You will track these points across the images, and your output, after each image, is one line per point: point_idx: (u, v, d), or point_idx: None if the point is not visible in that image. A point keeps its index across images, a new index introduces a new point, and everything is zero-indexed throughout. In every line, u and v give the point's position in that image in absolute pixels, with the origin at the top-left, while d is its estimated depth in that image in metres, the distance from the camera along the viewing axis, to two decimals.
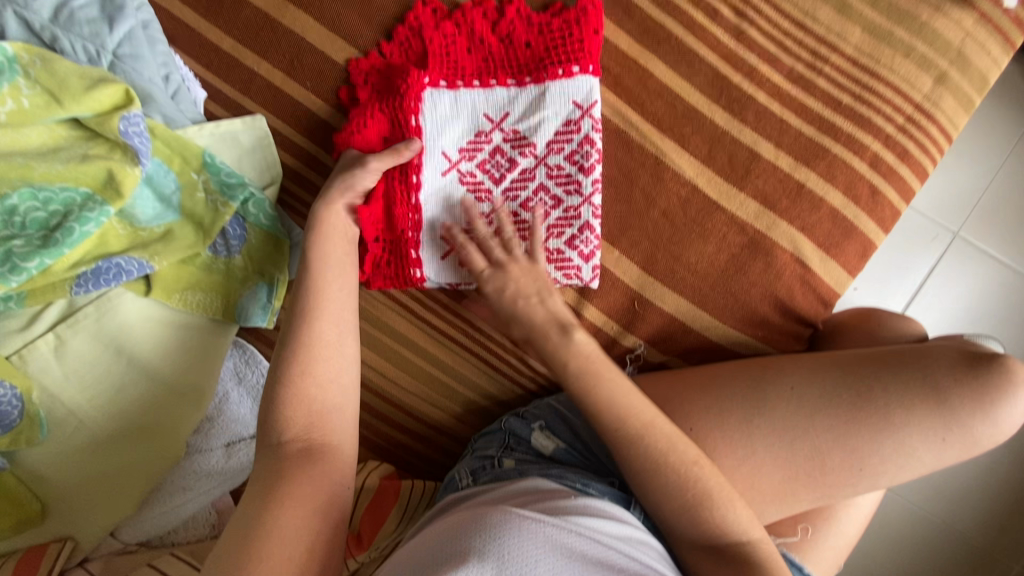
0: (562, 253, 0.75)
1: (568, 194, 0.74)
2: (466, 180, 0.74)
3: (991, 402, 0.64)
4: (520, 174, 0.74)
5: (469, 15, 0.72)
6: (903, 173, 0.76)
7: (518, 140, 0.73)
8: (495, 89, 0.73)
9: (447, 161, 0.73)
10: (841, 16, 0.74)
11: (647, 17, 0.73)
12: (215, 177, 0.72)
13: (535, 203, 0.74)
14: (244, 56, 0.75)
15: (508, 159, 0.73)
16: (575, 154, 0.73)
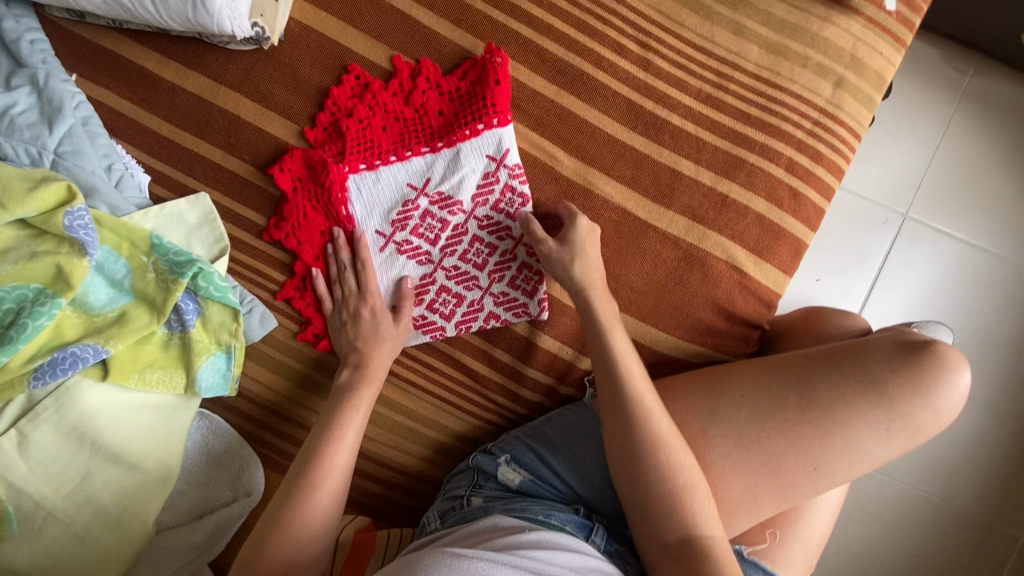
0: (507, 295, 0.79)
1: (502, 239, 0.79)
2: (402, 250, 0.79)
3: (928, 388, 0.66)
4: (453, 233, 0.79)
5: (379, 91, 0.78)
6: (820, 173, 0.80)
7: (445, 204, 0.78)
8: (413, 161, 0.78)
9: (382, 235, 0.79)
10: (738, 37, 0.78)
11: (558, 59, 0.78)
12: (164, 257, 0.74)
13: (473, 256, 0.79)
14: (182, 138, 0.79)
15: (438, 222, 0.78)
16: (500, 202, 0.78)
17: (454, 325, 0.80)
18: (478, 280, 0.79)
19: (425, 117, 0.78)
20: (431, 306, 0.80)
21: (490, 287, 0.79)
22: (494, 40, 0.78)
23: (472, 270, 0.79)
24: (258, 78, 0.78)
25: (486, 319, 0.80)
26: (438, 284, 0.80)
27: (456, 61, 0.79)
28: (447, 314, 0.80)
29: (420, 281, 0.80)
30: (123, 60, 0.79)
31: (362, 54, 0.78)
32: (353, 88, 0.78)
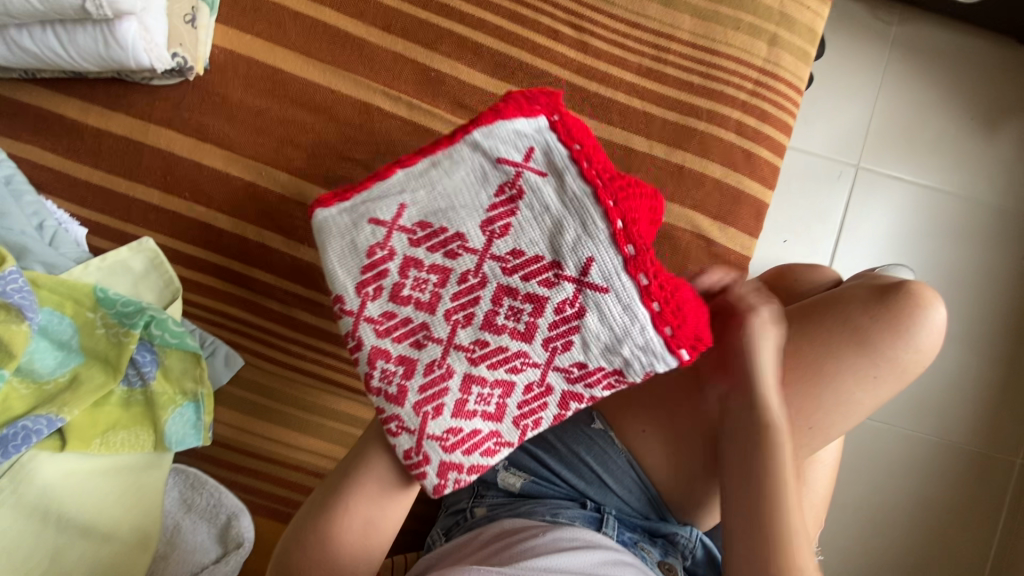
0: (446, 437, 0.55)
1: (416, 344, 0.54)
2: (624, 378, 0.53)
3: (907, 329, 0.65)
4: (520, 324, 0.53)
5: (596, 164, 0.52)
6: (768, 132, 0.80)
7: (556, 270, 0.52)
8: (593, 217, 0.52)
9: (394, 311, 0.54)
10: (668, 9, 0.79)
11: (494, 53, 0.78)
12: (112, 310, 0.71)
13: (472, 398, 0.54)
14: (116, 183, 0.76)
15: (491, 326, 0.53)
16: (403, 288, 0.54)
17: (517, 429, 0.55)
18: (465, 400, 0.54)
19: (565, 149, 0.53)
20: (456, 411, 0.54)
21: (429, 433, 0.54)
22: (427, 42, 0.78)
23: (442, 373, 0.54)
24: (191, 112, 0.76)
25: (467, 450, 0.55)
26: (456, 374, 0.54)
27: (391, 67, 0.78)
28: (493, 412, 0.55)
29: (430, 371, 0.54)
30: (42, 112, 0.76)
31: (296, 74, 0.77)
32: (585, 160, 0.52)
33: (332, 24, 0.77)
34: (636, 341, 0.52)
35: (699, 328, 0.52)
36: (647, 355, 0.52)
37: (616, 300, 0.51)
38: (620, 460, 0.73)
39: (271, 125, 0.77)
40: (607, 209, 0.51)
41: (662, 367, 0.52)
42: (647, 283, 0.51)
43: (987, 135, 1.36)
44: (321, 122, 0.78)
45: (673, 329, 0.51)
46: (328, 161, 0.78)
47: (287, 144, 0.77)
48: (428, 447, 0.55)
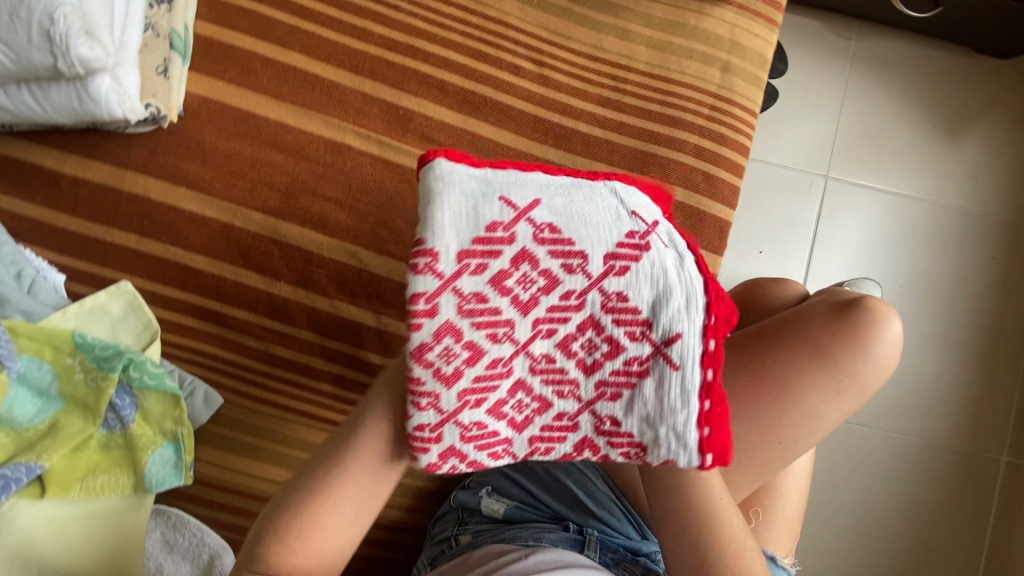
0: (473, 429, 0.52)
1: (493, 336, 0.51)
2: (643, 454, 0.54)
3: (865, 344, 0.68)
4: (589, 357, 0.52)
5: (716, 306, 0.51)
6: (727, 154, 0.84)
7: (646, 329, 0.51)
8: (698, 309, 0.51)
9: (490, 292, 0.50)
10: (624, 41, 0.83)
11: (459, 90, 0.81)
12: (90, 354, 0.72)
13: (512, 402, 0.53)
14: (93, 229, 0.78)
15: (565, 348, 0.52)
16: (508, 278, 0.50)
17: (528, 450, 0.55)
18: (505, 402, 0.53)
19: (696, 264, 0.52)
20: (494, 409, 0.53)
21: (458, 417, 0.52)
22: (394, 81, 0.81)
23: (502, 372, 0.52)
24: (166, 157, 0.78)
25: (479, 446, 0.53)
26: (512, 377, 0.52)
27: (360, 107, 0.81)
28: (519, 422, 0.54)
29: (490, 364, 0.51)
30: (19, 162, 0.77)
31: (268, 117, 0.80)
32: (716, 312, 0.51)
33: (301, 67, 0.80)
34: (676, 423, 0.52)
35: (725, 447, 0.53)
36: (677, 443, 0.53)
37: (680, 385, 0.51)
38: (598, 482, 0.76)
39: (244, 167, 0.79)
40: (706, 326, 0.51)
41: (685, 461, 0.53)
42: (708, 407, 0.52)
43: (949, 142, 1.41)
44: (294, 162, 0.80)
45: (706, 445, 0.52)
46: (301, 199, 0.80)
47: (260, 184, 0.79)
48: (447, 430, 0.52)
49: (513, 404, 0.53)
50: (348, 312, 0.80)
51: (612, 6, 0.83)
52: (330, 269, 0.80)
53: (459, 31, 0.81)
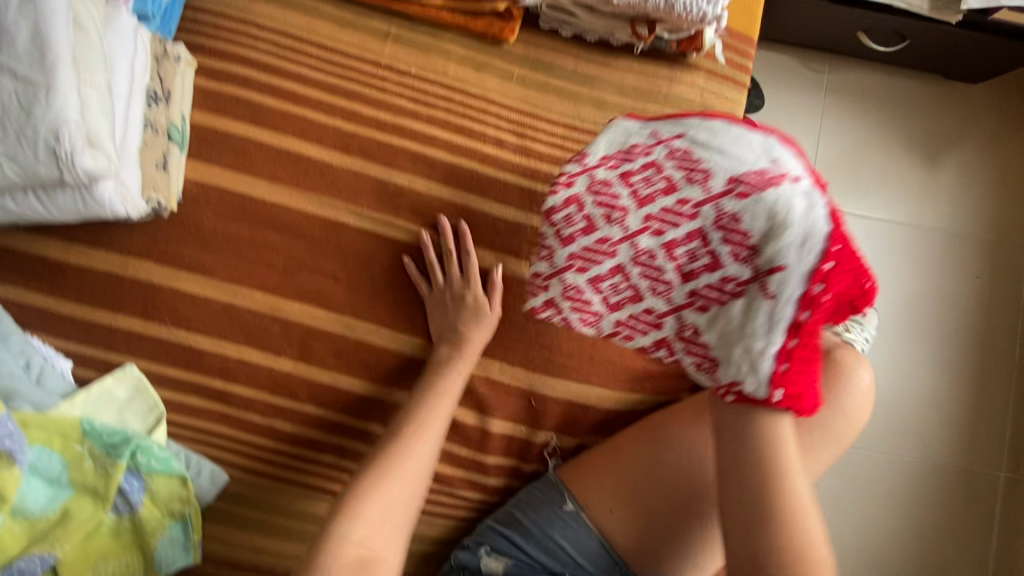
0: (580, 292, 0.74)
1: (608, 219, 0.71)
2: (716, 369, 0.68)
3: (833, 395, 0.72)
4: (688, 265, 0.68)
5: (840, 257, 0.60)
6: None
7: (746, 238, 0.63)
8: (812, 250, 0.60)
9: (616, 199, 0.70)
10: (601, 110, 0.87)
11: (446, 164, 0.85)
12: (99, 441, 0.74)
13: (610, 282, 0.72)
14: (99, 314, 0.80)
15: (669, 249, 0.68)
16: (632, 177, 0.70)
17: (612, 328, 0.76)
18: (603, 278, 0.73)
19: (826, 231, 0.60)
20: (595, 282, 0.73)
21: (563, 275, 0.74)
22: (384, 159, 0.85)
23: (608, 251, 0.71)
24: (167, 242, 0.82)
25: (569, 308, 0.75)
26: (614, 259, 0.71)
27: (353, 185, 0.84)
28: (609, 304, 0.74)
29: (603, 246, 0.71)
30: (25, 254, 0.80)
31: (265, 198, 0.83)
32: (840, 243, 0.60)
33: (294, 149, 0.84)
34: (754, 349, 0.64)
35: (806, 405, 0.64)
36: (751, 368, 0.63)
37: (771, 316, 0.62)
38: (590, 538, 0.82)
39: (243, 247, 0.82)
40: (816, 268, 0.60)
41: (753, 391, 0.63)
42: (793, 345, 0.63)
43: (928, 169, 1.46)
44: (291, 241, 0.83)
45: (788, 390, 0.63)
46: (300, 276, 0.83)
47: (259, 264, 0.83)
48: (557, 280, 0.75)
49: (619, 292, 0.73)
50: (349, 383, 0.83)
51: (589, 78, 0.87)
52: (330, 342, 0.83)
53: (443, 108, 0.86)
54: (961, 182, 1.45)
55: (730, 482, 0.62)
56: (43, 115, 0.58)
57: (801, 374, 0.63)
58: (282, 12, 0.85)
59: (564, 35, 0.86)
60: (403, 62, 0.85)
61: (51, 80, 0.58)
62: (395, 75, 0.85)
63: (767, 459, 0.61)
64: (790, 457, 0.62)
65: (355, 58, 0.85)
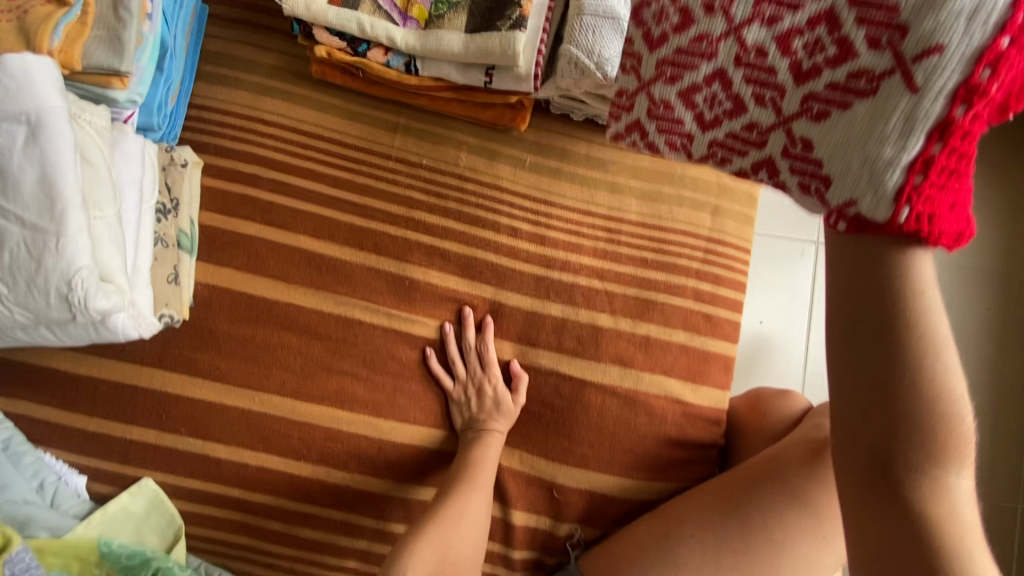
0: (669, 109, 0.49)
1: (711, 9, 0.45)
2: (823, 189, 0.45)
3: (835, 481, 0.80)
4: (806, 61, 0.43)
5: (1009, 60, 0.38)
6: (726, 293, 0.86)
7: (896, 31, 0.40)
8: (987, 20, 0.37)
9: (715, 14, 0.45)
10: (616, 194, 0.86)
11: (461, 256, 0.84)
12: (117, 563, 0.73)
13: (704, 93, 0.47)
14: (112, 427, 0.79)
15: (783, 44, 0.44)
16: None
17: (704, 153, 0.50)
18: (699, 89, 0.47)
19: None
20: (687, 95, 0.48)
21: (652, 87, 0.49)
22: (399, 254, 0.83)
23: (705, 53, 0.46)
24: (180, 349, 0.80)
25: (659, 135, 0.51)
26: (705, 71, 0.47)
27: (367, 281, 0.83)
28: (705, 120, 0.49)
29: (687, 50, 0.47)
30: (36, 368, 0.79)
31: (278, 299, 0.82)
32: (1013, 34, 0.37)
33: (306, 247, 0.82)
34: (876, 155, 0.42)
35: (948, 235, 0.43)
36: (871, 183, 0.42)
37: (910, 109, 0.40)
38: None
39: (257, 350, 0.81)
40: (990, 45, 0.38)
41: (870, 212, 0.43)
42: (936, 152, 0.40)
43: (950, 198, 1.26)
44: (306, 341, 0.82)
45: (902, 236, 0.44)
46: (316, 378, 0.82)
47: (275, 367, 0.81)
48: (637, 103, 0.51)
49: (699, 96, 0.48)
50: (370, 484, 0.82)
51: (603, 162, 0.86)
52: (349, 445, 0.82)
53: (457, 199, 0.84)
54: (1003, 207, 1.23)
55: (838, 337, 0.47)
56: (54, 264, 0.57)
57: (951, 204, 0.42)
58: (289, 107, 0.84)
59: (575, 118, 0.85)
60: (413, 153, 0.84)
61: (61, 228, 0.57)
62: (405, 167, 0.84)
63: (914, 302, 0.45)
64: (941, 322, 0.46)
65: (367, 152, 0.84)
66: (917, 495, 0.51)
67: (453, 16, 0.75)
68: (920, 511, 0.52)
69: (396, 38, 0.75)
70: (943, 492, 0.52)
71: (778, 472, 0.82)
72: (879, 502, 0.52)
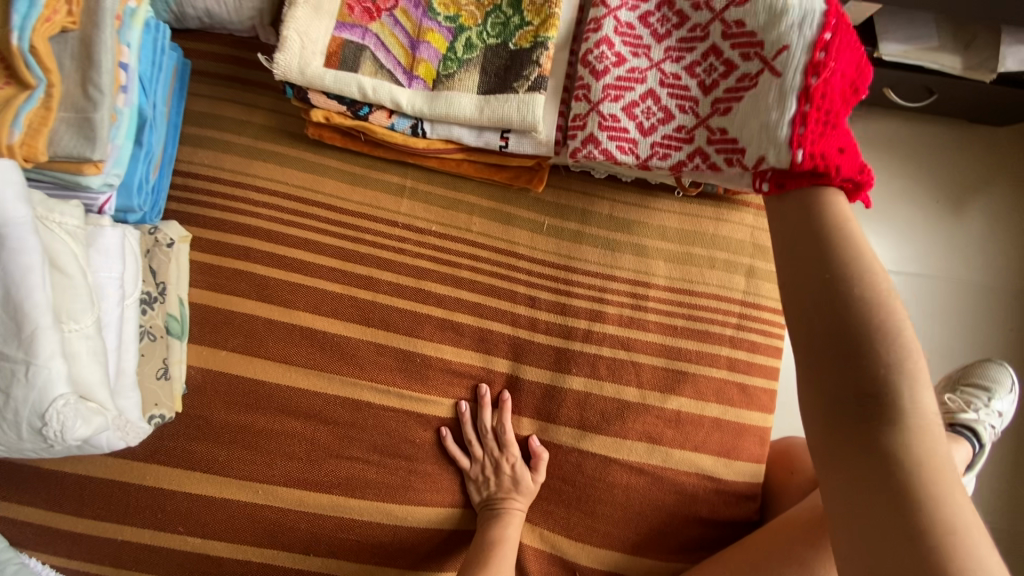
0: (615, 120, 0.66)
1: (635, 54, 0.67)
2: (742, 159, 0.62)
3: None
4: (708, 79, 0.64)
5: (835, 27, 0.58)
6: (761, 360, 0.80)
7: (759, 47, 0.60)
8: (800, 44, 0.58)
9: (640, 57, 0.66)
10: (641, 257, 0.80)
11: (475, 328, 0.78)
12: None
13: (642, 107, 0.66)
14: (103, 528, 0.72)
15: (690, 71, 0.65)
16: (650, 20, 0.67)
17: (650, 152, 0.66)
18: (637, 104, 0.66)
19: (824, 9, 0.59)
20: (628, 109, 0.66)
21: (598, 105, 0.65)
22: (408, 328, 0.77)
23: (636, 79, 0.66)
24: (173, 441, 0.73)
25: (610, 138, 0.66)
26: (646, 86, 0.66)
27: (374, 359, 0.76)
28: (644, 128, 0.66)
29: (631, 74, 0.66)
30: (19, 467, 0.72)
31: (278, 383, 0.75)
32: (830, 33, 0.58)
33: (307, 324, 0.76)
34: (769, 120, 0.59)
35: (847, 169, 0.58)
36: (769, 139, 0.59)
37: (781, 88, 0.58)
38: None
39: (256, 438, 0.74)
40: (817, 38, 0.58)
41: (777, 160, 0.59)
42: (808, 109, 0.57)
43: (956, 218, 1.19)
44: (310, 427, 0.75)
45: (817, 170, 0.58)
46: (322, 466, 0.75)
47: (276, 456, 0.74)
48: (590, 119, 0.66)
49: (657, 105, 0.66)
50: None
51: (627, 222, 0.80)
52: (361, 536, 0.76)
53: (470, 267, 0.78)
54: (1003, 230, 1.19)
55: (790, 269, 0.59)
56: (24, 396, 0.51)
57: (835, 150, 0.57)
58: (287, 171, 0.77)
59: (596, 176, 0.78)
60: (421, 219, 0.78)
61: (30, 355, 0.50)
62: (413, 234, 0.78)
63: (836, 237, 0.57)
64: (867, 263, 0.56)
65: (372, 218, 0.78)
66: (900, 438, 0.51)
67: (464, 76, 0.68)
68: (908, 472, 0.50)
69: (402, 101, 0.67)
70: (921, 442, 0.51)
71: (807, 568, 0.73)
72: (865, 461, 0.51)
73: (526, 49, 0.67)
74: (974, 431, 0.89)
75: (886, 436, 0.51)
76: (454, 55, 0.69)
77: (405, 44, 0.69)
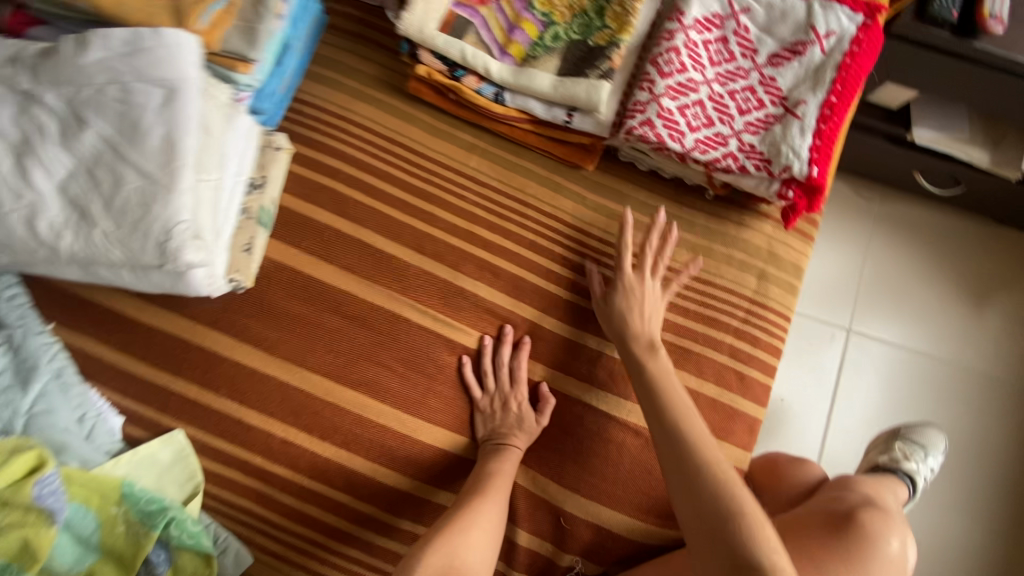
0: (671, 113, 0.79)
1: (694, 67, 0.80)
2: (768, 166, 0.79)
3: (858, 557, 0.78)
4: (745, 105, 0.80)
5: (855, 59, 0.78)
6: (760, 355, 0.88)
7: (783, 99, 0.79)
8: (819, 94, 0.78)
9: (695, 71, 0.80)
10: None
11: (512, 275, 0.88)
12: (134, 506, 0.77)
13: (692, 110, 0.80)
14: (158, 376, 0.83)
15: (732, 94, 0.80)
16: (708, 45, 0.81)
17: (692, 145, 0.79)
18: (688, 106, 0.80)
19: (833, 76, 0.78)
20: (681, 108, 0.79)
21: (660, 98, 0.79)
22: (454, 262, 0.88)
23: (691, 88, 0.80)
24: (236, 314, 0.84)
25: (666, 126, 0.79)
26: (698, 95, 0.80)
27: (419, 282, 0.87)
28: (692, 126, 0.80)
29: (688, 81, 0.80)
30: (100, 308, 0.83)
31: (335, 284, 0.86)
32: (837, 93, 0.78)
33: (370, 240, 0.87)
34: (795, 145, 0.77)
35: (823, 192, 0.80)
36: (794, 155, 0.77)
37: (800, 125, 0.77)
38: None
39: (304, 327, 0.85)
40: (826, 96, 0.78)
41: (797, 172, 0.77)
42: (818, 143, 0.77)
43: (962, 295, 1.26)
44: (351, 327, 0.85)
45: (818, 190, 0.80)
46: (355, 364, 0.84)
47: (318, 346, 0.84)
48: (651, 105, 0.79)
49: (704, 112, 0.80)
50: (385, 476, 0.84)
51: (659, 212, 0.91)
52: (374, 435, 0.83)
53: (517, 223, 0.90)
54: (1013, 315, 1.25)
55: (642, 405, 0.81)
56: (159, 214, 0.64)
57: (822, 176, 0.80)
58: (382, 115, 0.92)
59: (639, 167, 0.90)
60: (485, 173, 0.91)
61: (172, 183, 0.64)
62: (475, 186, 0.91)
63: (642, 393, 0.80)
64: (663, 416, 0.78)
65: (443, 164, 0.91)
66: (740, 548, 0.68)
67: (546, 60, 0.83)
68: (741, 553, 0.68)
69: (492, 69, 0.82)
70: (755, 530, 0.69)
71: None
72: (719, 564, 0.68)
73: (602, 46, 0.82)
74: (913, 480, 0.95)
75: (730, 542, 0.69)
76: (542, 43, 0.83)
77: (504, 27, 0.84)
